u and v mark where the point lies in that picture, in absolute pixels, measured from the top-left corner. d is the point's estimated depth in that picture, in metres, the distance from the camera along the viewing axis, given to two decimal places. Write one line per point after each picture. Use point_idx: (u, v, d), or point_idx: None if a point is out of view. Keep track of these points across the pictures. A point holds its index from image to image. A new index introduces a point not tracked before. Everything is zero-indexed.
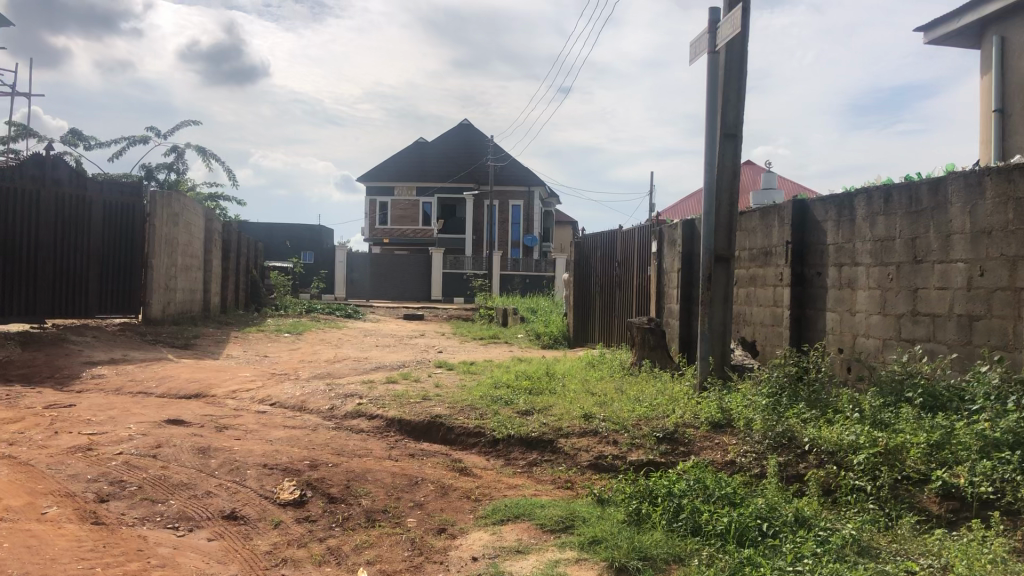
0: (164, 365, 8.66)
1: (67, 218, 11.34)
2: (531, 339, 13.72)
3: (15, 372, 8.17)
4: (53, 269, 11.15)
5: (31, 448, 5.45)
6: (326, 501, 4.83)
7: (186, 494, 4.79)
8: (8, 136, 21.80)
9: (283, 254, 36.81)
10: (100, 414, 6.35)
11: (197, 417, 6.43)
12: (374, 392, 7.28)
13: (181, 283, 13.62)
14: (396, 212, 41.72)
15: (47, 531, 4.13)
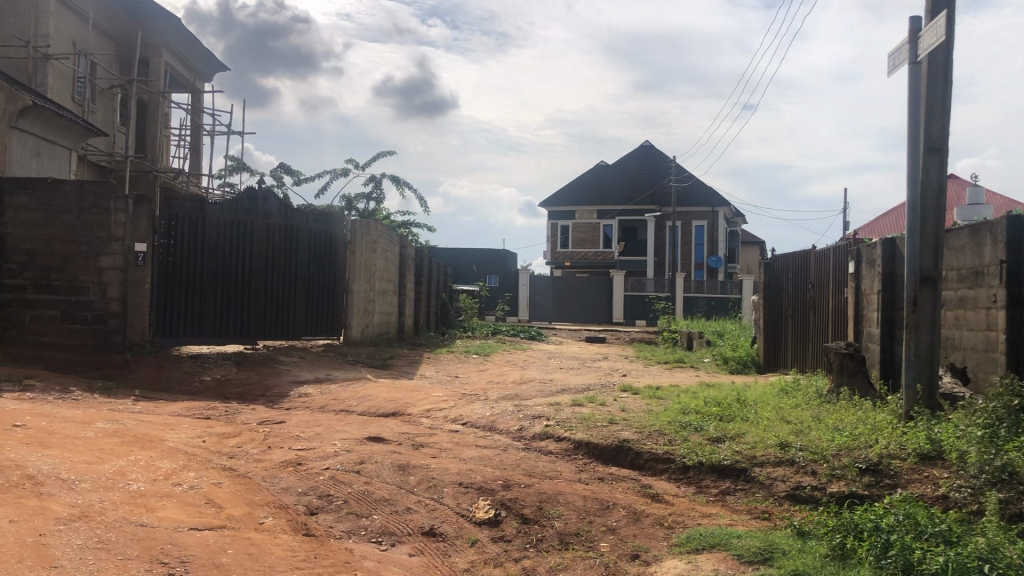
0: (363, 385, 9.11)
1: (278, 247, 12.16)
2: (718, 364, 13.41)
3: (232, 390, 8.84)
4: (264, 293, 12.01)
5: (248, 461, 5.86)
6: (520, 521, 4.91)
7: (388, 510, 5.00)
8: (225, 171, 23.75)
9: (470, 278, 37.93)
10: (308, 431, 6.75)
11: (396, 434, 6.71)
12: (562, 414, 7.34)
13: (379, 306, 14.28)
14: (578, 236, 42.32)
15: (265, 540, 4.43)
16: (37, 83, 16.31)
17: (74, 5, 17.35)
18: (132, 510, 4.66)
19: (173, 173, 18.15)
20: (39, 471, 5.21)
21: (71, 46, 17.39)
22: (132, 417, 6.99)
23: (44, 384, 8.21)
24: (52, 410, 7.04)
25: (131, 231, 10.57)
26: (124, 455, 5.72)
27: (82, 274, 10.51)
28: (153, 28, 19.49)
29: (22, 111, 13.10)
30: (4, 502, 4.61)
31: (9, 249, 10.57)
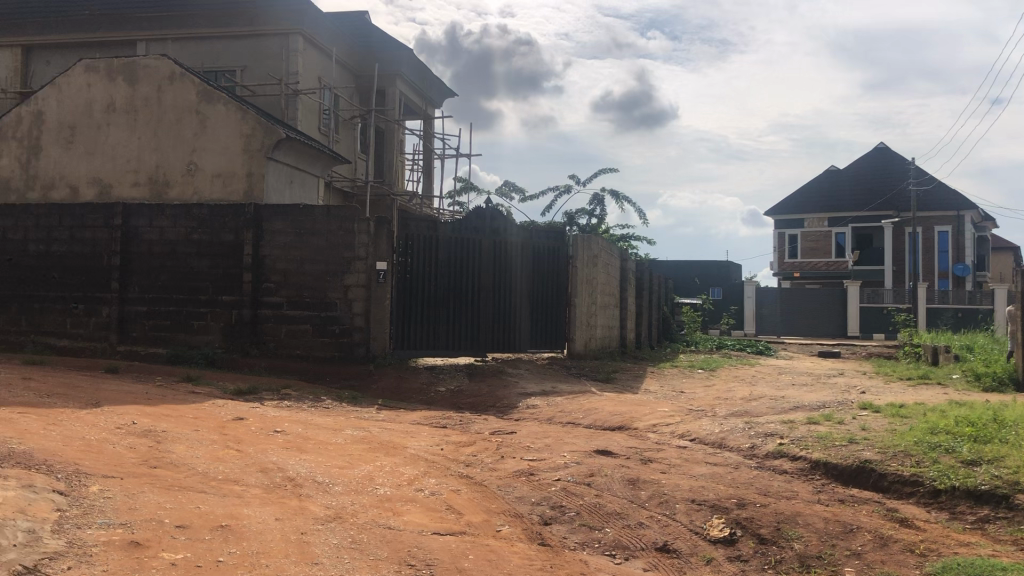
0: (589, 398, 9.18)
1: (505, 263, 12.53)
2: (969, 381, 12.40)
3: (465, 401, 9.20)
4: (493, 309, 12.39)
5: (484, 469, 6.08)
6: (757, 541, 4.78)
7: (620, 523, 5.02)
8: (453, 192, 24.90)
9: (693, 290, 37.34)
10: (538, 442, 6.90)
11: (624, 448, 6.72)
12: (795, 432, 7.04)
13: (601, 320, 14.38)
14: (807, 245, 40.61)
15: (502, 547, 4.59)
16: (289, 117, 17.84)
17: (319, 43, 18.83)
18: (380, 513, 4.97)
19: (407, 195, 19.20)
20: (299, 473, 5.68)
21: (318, 81, 18.86)
22: (377, 424, 7.46)
23: (299, 393, 8.93)
24: (306, 417, 7.66)
25: (373, 250, 11.42)
26: (371, 460, 6.12)
27: (331, 292, 11.45)
28: (388, 60, 20.77)
29: (277, 143, 14.32)
30: (270, 502, 5.06)
31: (267, 270, 11.70)
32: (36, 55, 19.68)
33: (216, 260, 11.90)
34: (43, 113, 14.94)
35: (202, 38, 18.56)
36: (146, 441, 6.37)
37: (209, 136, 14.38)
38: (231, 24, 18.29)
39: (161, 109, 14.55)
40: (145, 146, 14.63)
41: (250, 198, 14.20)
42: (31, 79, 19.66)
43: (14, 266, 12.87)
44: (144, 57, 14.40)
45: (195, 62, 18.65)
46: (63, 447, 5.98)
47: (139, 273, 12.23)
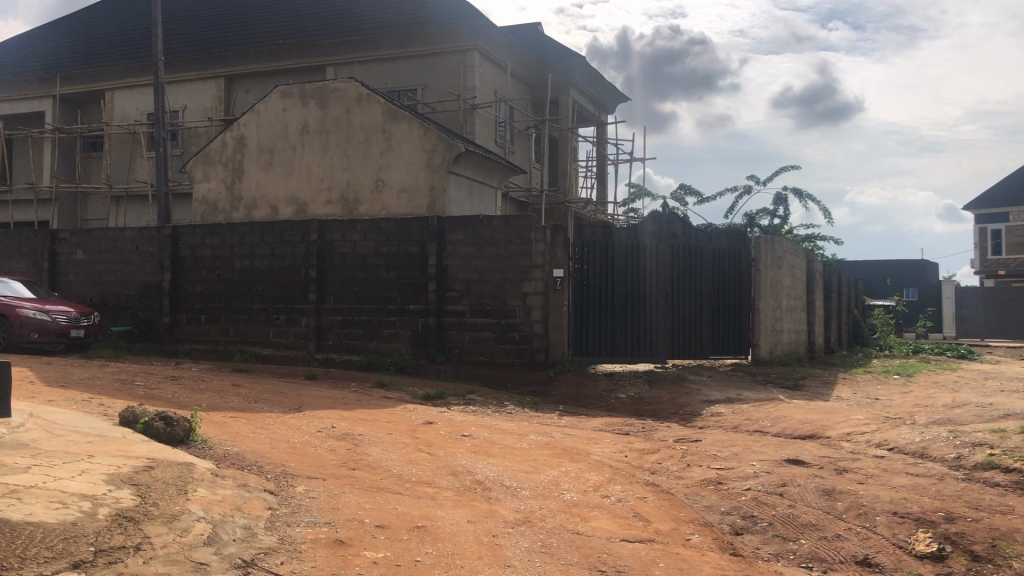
0: (777, 406, 8.89)
1: (683, 267, 12.34)
2: None
3: (647, 408, 9.11)
4: (673, 314, 12.22)
5: (670, 477, 6.02)
6: (969, 559, 4.47)
7: (817, 535, 4.83)
8: (629, 198, 24.84)
9: (884, 293, 35.42)
10: (725, 450, 6.75)
11: (816, 458, 6.46)
12: (1008, 442, 6.53)
13: (787, 324, 13.89)
14: (1012, 240, 37.74)
15: (693, 556, 4.52)
16: (467, 131, 18.35)
17: (494, 57, 19.26)
18: (568, 518, 5.01)
19: (582, 203, 19.30)
20: (488, 477, 5.83)
21: (493, 95, 19.30)
22: (560, 431, 7.53)
23: (483, 399, 9.15)
24: (492, 422, 7.82)
25: (550, 258, 11.53)
26: (557, 466, 6.19)
27: (510, 299, 11.69)
28: (561, 69, 20.94)
29: (457, 157, 14.73)
30: (462, 504, 5.21)
31: (450, 279, 12.07)
32: (238, 84, 21.23)
33: (403, 270, 12.40)
34: (245, 138, 16.09)
35: (384, 60, 19.40)
36: (344, 444, 6.72)
37: (394, 152, 15.01)
38: (411, 44, 19.03)
39: (350, 129, 15.36)
40: (336, 165, 15.47)
41: (433, 211, 14.65)
42: (234, 106, 21.24)
43: (222, 280, 13.91)
44: (335, 82, 15.38)
45: (378, 82, 19.52)
46: (271, 449, 6.40)
47: (333, 285, 12.93)
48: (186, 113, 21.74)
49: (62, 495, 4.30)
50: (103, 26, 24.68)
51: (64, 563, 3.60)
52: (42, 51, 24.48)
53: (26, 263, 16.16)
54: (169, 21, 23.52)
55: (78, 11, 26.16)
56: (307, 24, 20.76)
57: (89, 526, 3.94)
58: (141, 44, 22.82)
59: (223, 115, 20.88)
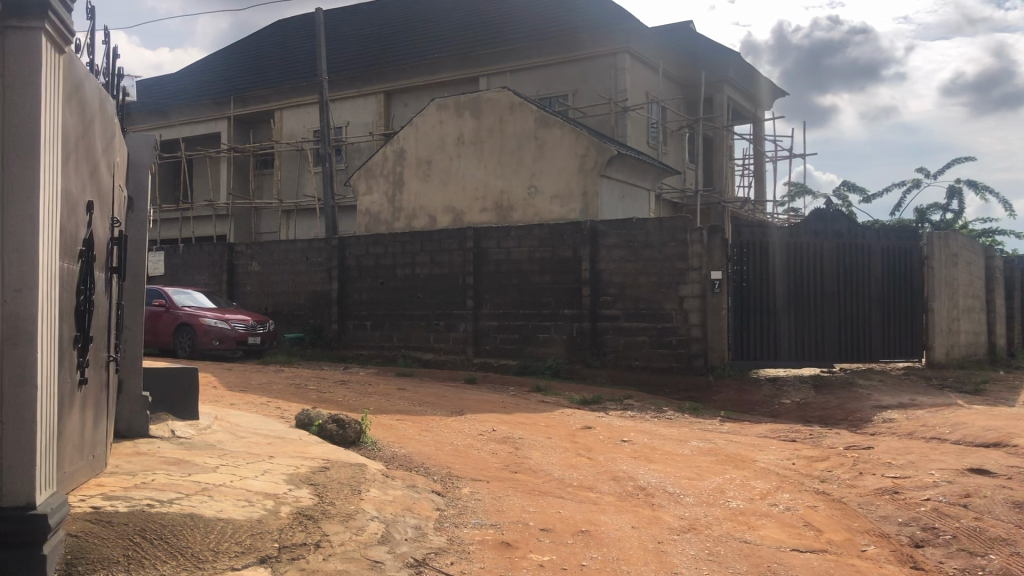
0: (956, 411, 8.37)
1: (850, 266, 11.83)
2: None
3: (814, 415, 8.78)
4: (839, 316, 11.73)
5: (842, 486, 5.78)
6: None
7: (1007, 550, 4.51)
8: (788, 197, 24.09)
9: None
10: (900, 458, 6.42)
11: (1004, 467, 6.04)
12: None
13: (964, 325, 13.08)
14: None
15: (870, 568, 4.32)
16: (620, 134, 18.31)
17: (645, 58, 19.12)
18: (735, 527, 4.90)
19: (739, 203, 18.85)
20: (650, 483, 5.78)
21: (645, 96, 19.16)
22: (723, 437, 7.38)
23: (642, 404, 9.08)
24: (651, 427, 7.77)
25: (707, 259, 11.31)
26: (721, 473, 6.07)
27: (667, 303, 11.55)
28: (715, 67, 20.51)
29: (610, 160, 14.68)
30: (625, 509, 5.20)
31: (604, 283, 12.06)
32: (397, 99, 21.98)
33: (557, 275, 12.49)
34: (403, 151, 16.66)
35: (536, 68, 19.62)
36: (506, 447, 6.83)
37: (547, 158, 15.13)
38: (561, 51, 19.17)
39: (503, 138, 15.61)
40: (491, 174, 15.77)
41: (586, 216, 14.66)
42: (393, 121, 22.01)
43: (385, 288, 14.43)
44: (489, 92, 15.72)
45: (530, 90, 19.75)
46: (436, 451, 6.59)
47: (489, 291, 13.17)
48: (348, 130, 22.70)
49: (247, 493, 4.58)
50: (272, 49, 26.12)
51: (252, 557, 3.83)
52: (218, 76, 26.18)
53: (208, 275, 17.31)
54: (331, 41, 24.65)
55: (249, 36, 27.81)
56: (460, 37, 21.28)
57: (273, 524, 4.19)
58: (306, 66, 24.04)
59: (383, 130, 21.69)
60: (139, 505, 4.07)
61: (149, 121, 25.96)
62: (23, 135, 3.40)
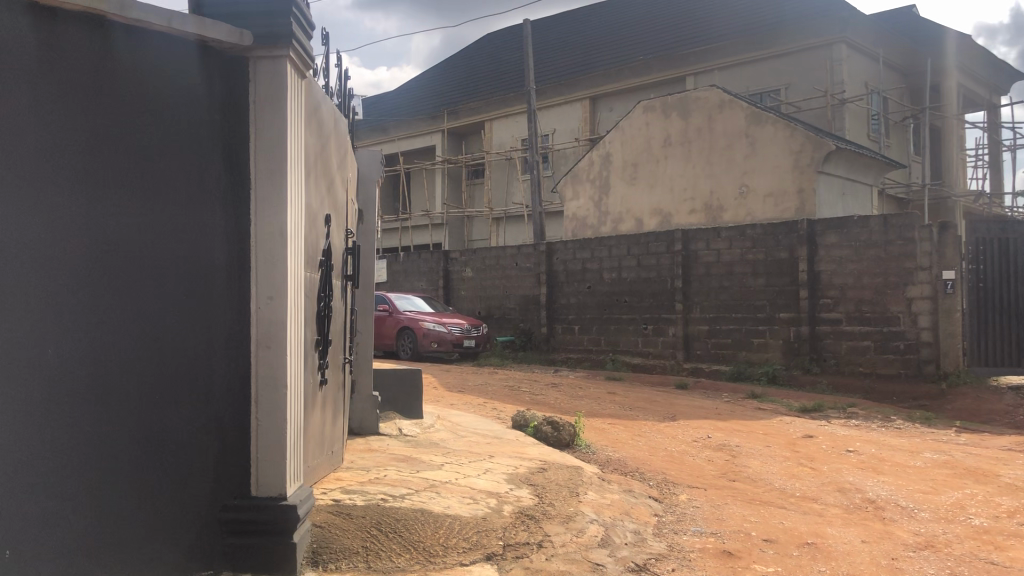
0: None
1: None
2: None
3: None
4: None
5: None
6: None
7: None
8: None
9: None
10: None
11: None
12: None
13: None
14: None
15: None
16: (837, 127, 17.49)
17: (864, 47, 18.15)
18: (979, 546, 4.55)
19: (972, 196, 17.46)
20: (880, 496, 5.48)
21: (864, 87, 18.19)
22: (960, 449, 6.86)
23: (866, 412, 8.62)
24: (879, 437, 7.34)
25: (938, 258, 10.61)
26: (960, 488, 5.65)
27: (892, 305, 10.88)
28: (943, 51, 19.17)
29: (828, 156, 14.00)
30: (854, 523, 4.96)
31: (823, 285, 11.54)
32: (602, 103, 22.04)
33: (771, 277, 12.09)
34: (611, 155, 16.80)
35: (745, 64, 19.13)
36: (722, 454, 6.70)
37: (759, 156, 14.66)
38: (772, 45, 18.58)
39: (713, 138, 15.32)
40: (700, 174, 15.52)
41: (803, 215, 14.06)
42: (598, 125, 22.09)
43: (593, 292, 14.52)
44: (698, 91, 15.48)
45: (739, 87, 19.27)
46: (651, 456, 6.56)
47: (699, 294, 12.95)
48: (555, 137, 23.05)
49: (472, 491, 4.76)
50: (481, 63, 26.98)
51: (479, 553, 3.96)
52: (432, 91, 27.41)
53: (427, 281, 18.20)
54: (538, 51, 25.18)
55: (460, 50, 28.87)
56: (666, 39, 21.12)
57: (497, 522, 4.33)
58: (514, 77, 24.69)
59: (589, 135, 21.85)
60: (374, 499, 4.34)
61: (371, 136, 27.61)
62: (275, 156, 3.70)
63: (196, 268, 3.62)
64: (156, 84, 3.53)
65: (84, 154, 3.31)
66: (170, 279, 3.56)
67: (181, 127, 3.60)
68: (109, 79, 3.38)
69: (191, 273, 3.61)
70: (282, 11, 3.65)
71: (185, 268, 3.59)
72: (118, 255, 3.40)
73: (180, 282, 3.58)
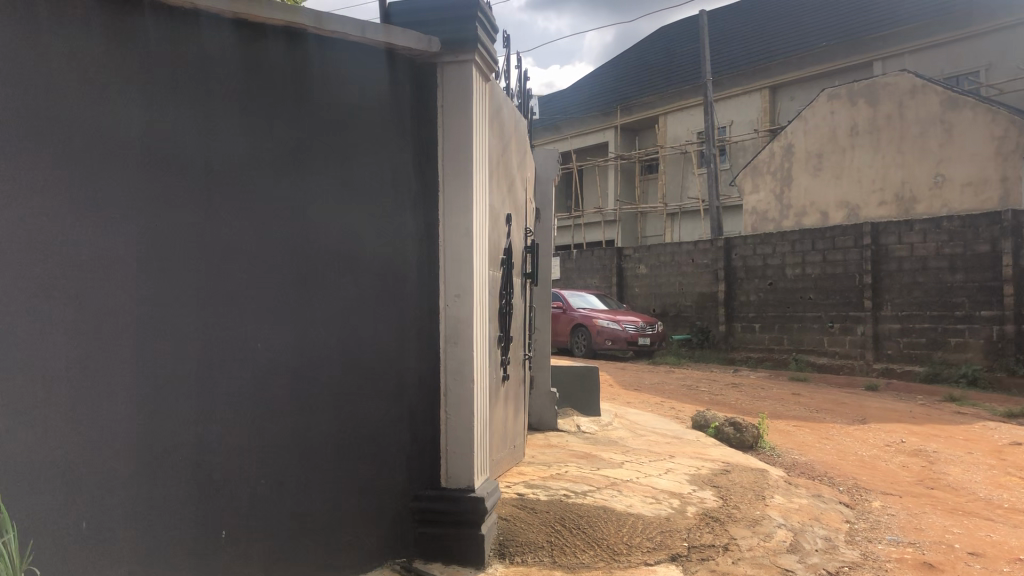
0: None
1: None
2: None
3: None
4: None
5: None
6: None
7: None
8: None
9: None
10: None
11: None
12: None
13: None
14: None
15: None
16: None
17: None
18: None
19: None
20: None
21: None
22: None
23: None
24: None
25: None
26: None
27: None
28: None
29: None
30: None
31: None
32: (782, 92, 21.30)
33: (971, 272, 11.29)
34: (793, 147, 16.23)
35: (939, 46, 17.97)
36: (918, 460, 6.32)
37: (956, 143, 13.74)
38: (970, 24, 17.33)
39: (904, 125, 14.48)
40: (891, 164, 14.72)
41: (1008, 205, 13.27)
42: (779, 116, 21.38)
43: (775, 289, 14.06)
44: (886, 76, 14.63)
45: (933, 70, 18.14)
46: (840, 461, 6.29)
47: (890, 291, 12.26)
48: (733, 128, 22.50)
49: (655, 492, 4.73)
50: (655, 56, 26.69)
51: (664, 554, 3.91)
52: (605, 87, 27.36)
53: (601, 278, 18.22)
54: (714, 42, 24.62)
55: (633, 44, 28.68)
56: (852, 23, 20.17)
57: (680, 523, 4.27)
58: (689, 70, 24.27)
59: (768, 126, 21.16)
60: (558, 494, 4.44)
61: (546, 134, 27.97)
62: (462, 158, 3.81)
63: (389, 268, 3.77)
64: (352, 90, 3.68)
65: (286, 162, 3.54)
66: (368, 279, 3.73)
67: (375, 131, 3.75)
68: (309, 88, 3.57)
69: (385, 272, 3.76)
70: (470, 16, 3.74)
71: (379, 267, 3.75)
72: (317, 257, 3.61)
73: (376, 281, 3.75)
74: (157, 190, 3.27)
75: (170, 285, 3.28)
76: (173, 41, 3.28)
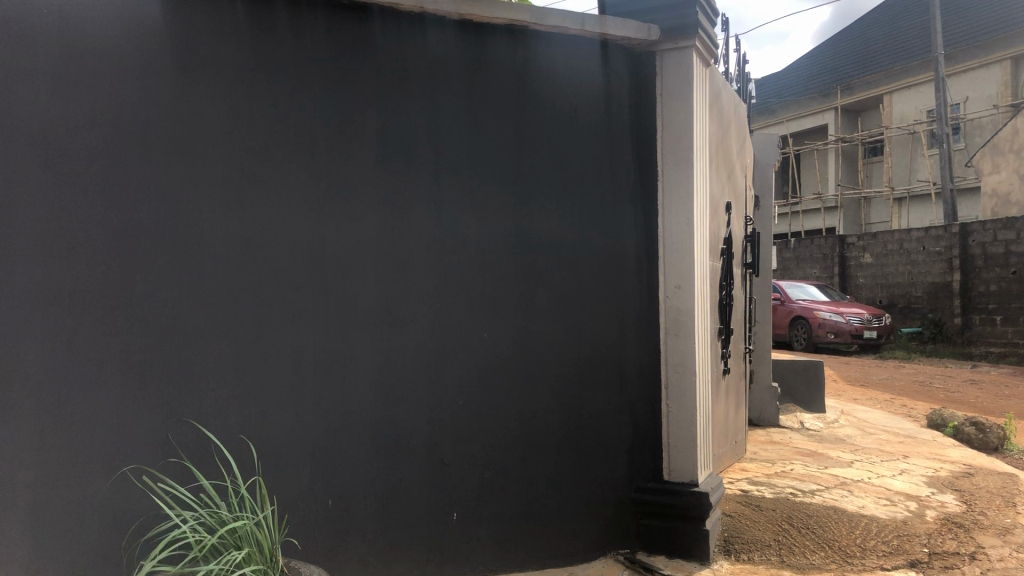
0: None
1: None
2: None
3: None
4: None
5: None
6: None
7: None
8: None
9: None
10: None
11: None
12: None
13: None
14: None
15: None
16: None
17: None
18: None
19: None
20: None
21: None
22: None
23: None
24: None
25: None
26: None
27: None
28: None
29: None
30: None
31: None
32: None
33: None
34: None
35: None
36: None
37: None
38: None
39: None
40: None
41: None
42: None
43: (1019, 278, 12.81)
44: None
45: None
46: None
47: None
48: (969, 105, 20.83)
49: (889, 493, 4.47)
50: (880, 31, 25.13)
51: (901, 559, 3.66)
52: (824, 67, 26.11)
53: (822, 268, 17.44)
54: (946, 12, 22.85)
55: (855, 18, 27.15)
56: None
57: (920, 528, 4.00)
58: (918, 44, 22.67)
59: (1010, 100, 19.42)
60: (784, 492, 4.32)
61: (763, 119, 27.09)
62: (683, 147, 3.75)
63: (610, 260, 3.78)
64: (570, 85, 3.72)
65: (509, 158, 3.62)
66: (588, 272, 3.75)
67: (594, 124, 3.77)
68: (529, 85, 3.64)
69: (607, 264, 3.77)
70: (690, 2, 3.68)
71: (600, 260, 3.76)
72: (540, 251, 3.67)
73: (597, 274, 3.76)
74: (392, 191, 3.44)
75: (405, 281, 3.45)
76: (401, 48, 3.43)
